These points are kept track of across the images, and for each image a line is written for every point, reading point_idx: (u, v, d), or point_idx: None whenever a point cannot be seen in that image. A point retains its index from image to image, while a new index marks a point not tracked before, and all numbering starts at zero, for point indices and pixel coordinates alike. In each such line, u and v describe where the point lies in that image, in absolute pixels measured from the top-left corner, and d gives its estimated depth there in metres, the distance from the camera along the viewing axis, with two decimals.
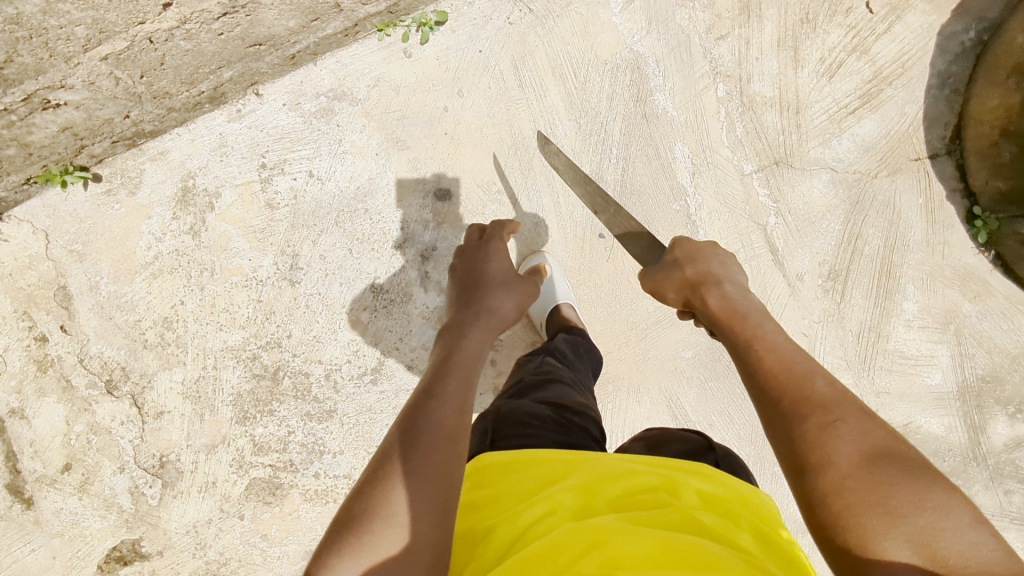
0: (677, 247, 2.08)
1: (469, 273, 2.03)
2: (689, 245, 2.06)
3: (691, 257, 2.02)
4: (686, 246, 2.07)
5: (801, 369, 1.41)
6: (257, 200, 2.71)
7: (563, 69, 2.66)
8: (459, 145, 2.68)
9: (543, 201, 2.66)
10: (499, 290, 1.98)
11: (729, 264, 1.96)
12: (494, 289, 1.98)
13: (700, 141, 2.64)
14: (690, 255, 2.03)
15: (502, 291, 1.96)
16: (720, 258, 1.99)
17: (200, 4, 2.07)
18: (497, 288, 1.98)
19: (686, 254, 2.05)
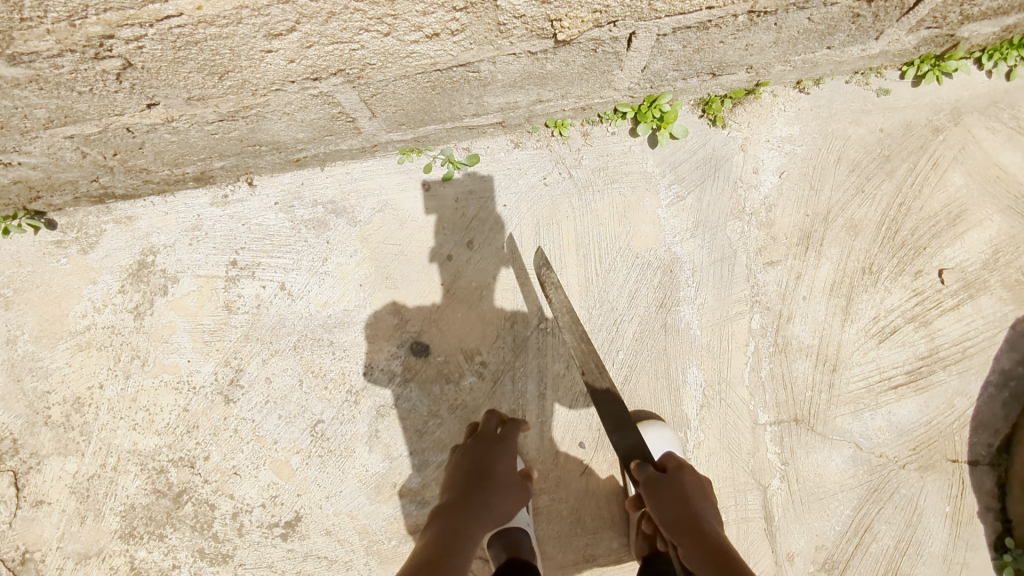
0: (682, 468, 1.99)
1: (480, 465, 1.99)
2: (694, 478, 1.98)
3: (695, 489, 1.94)
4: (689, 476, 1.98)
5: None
6: (215, 297, 2.39)
7: (588, 250, 2.35)
8: (453, 300, 2.36)
9: (528, 388, 2.33)
10: (506, 488, 1.96)
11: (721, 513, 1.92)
12: (501, 488, 1.94)
13: (718, 371, 2.32)
14: (694, 487, 1.95)
15: (505, 494, 1.94)
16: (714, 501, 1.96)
17: (191, 110, 1.80)
18: (506, 489, 1.95)
19: (689, 481, 1.96)
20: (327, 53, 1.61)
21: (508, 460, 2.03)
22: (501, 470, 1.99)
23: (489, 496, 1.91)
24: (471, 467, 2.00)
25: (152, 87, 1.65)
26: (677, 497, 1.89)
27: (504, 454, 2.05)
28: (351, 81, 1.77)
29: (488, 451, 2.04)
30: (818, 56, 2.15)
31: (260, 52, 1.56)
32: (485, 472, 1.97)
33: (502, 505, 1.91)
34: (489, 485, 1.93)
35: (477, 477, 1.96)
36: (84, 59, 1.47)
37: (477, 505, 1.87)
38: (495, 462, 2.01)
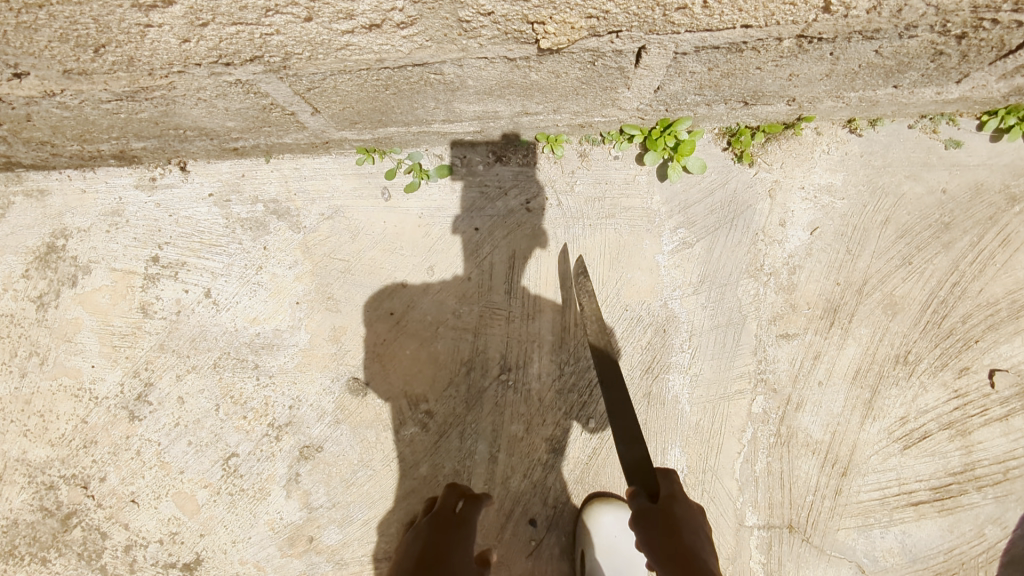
0: (677, 494, 1.32)
1: (441, 554, 1.48)
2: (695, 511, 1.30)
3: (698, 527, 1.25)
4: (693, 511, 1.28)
5: None
6: (130, 296, 2.04)
7: (569, 293, 1.96)
8: (402, 334, 1.99)
9: (478, 448, 1.96)
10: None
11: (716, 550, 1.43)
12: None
13: (706, 458, 1.92)
14: (697, 528, 1.24)
15: None
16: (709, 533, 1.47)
17: (75, 86, 1.44)
18: None
19: (693, 522, 1.25)
20: (232, 35, 1.24)
21: (464, 551, 1.51)
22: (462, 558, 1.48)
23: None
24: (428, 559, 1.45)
25: (9, 51, 1.28)
26: (672, 533, 1.21)
27: (464, 544, 1.54)
28: (276, 72, 1.40)
29: (450, 539, 1.55)
30: (878, 95, 1.72)
31: (139, 23, 1.19)
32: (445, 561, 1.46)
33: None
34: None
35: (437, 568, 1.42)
36: None
37: None
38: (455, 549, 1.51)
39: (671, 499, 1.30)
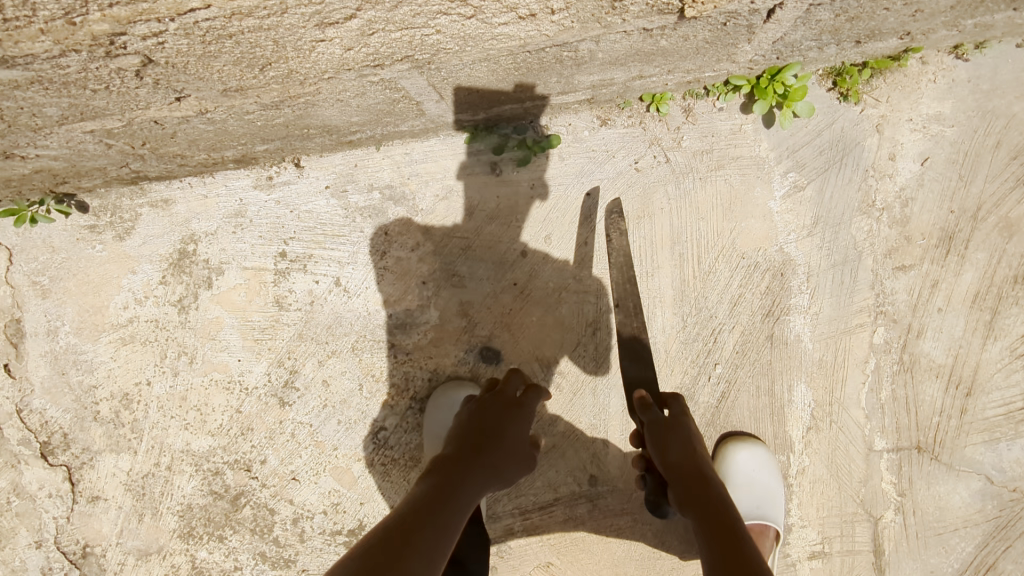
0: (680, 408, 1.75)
1: (492, 424, 1.65)
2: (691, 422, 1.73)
3: (693, 435, 1.69)
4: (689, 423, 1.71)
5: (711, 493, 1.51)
6: (264, 292, 2.14)
7: (687, 248, 2.02)
8: (529, 302, 2.07)
9: (611, 400, 2.08)
10: (516, 453, 1.65)
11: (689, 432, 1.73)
12: (509, 451, 1.62)
13: (831, 391, 2.02)
14: (693, 438, 1.67)
15: (516, 463, 1.63)
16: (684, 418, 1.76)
17: (228, 102, 1.48)
18: (519, 456, 1.65)
19: (688, 434, 1.68)
20: (393, 40, 1.27)
21: (520, 428, 1.70)
22: (514, 437, 1.66)
23: (502, 453, 1.60)
24: (485, 426, 1.64)
25: (180, 81, 1.33)
26: (681, 440, 1.65)
27: (519, 422, 1.72)
28: (419, 67, 1.42)
29: (502, 414, 1.70)
30: (998, 19, 1.71)
31: (312, 41, 1.22)
32: (498, 436, 1.63)
33: (512, 470, 1.62)
34: (500, 445, 1.61)
35: (487, 439, 1.61)
36: (93, 58, 1.14)
37: (490, 465, 1.55)
38: (506, 424, 1.68)
39: (676, 412, 1.73)
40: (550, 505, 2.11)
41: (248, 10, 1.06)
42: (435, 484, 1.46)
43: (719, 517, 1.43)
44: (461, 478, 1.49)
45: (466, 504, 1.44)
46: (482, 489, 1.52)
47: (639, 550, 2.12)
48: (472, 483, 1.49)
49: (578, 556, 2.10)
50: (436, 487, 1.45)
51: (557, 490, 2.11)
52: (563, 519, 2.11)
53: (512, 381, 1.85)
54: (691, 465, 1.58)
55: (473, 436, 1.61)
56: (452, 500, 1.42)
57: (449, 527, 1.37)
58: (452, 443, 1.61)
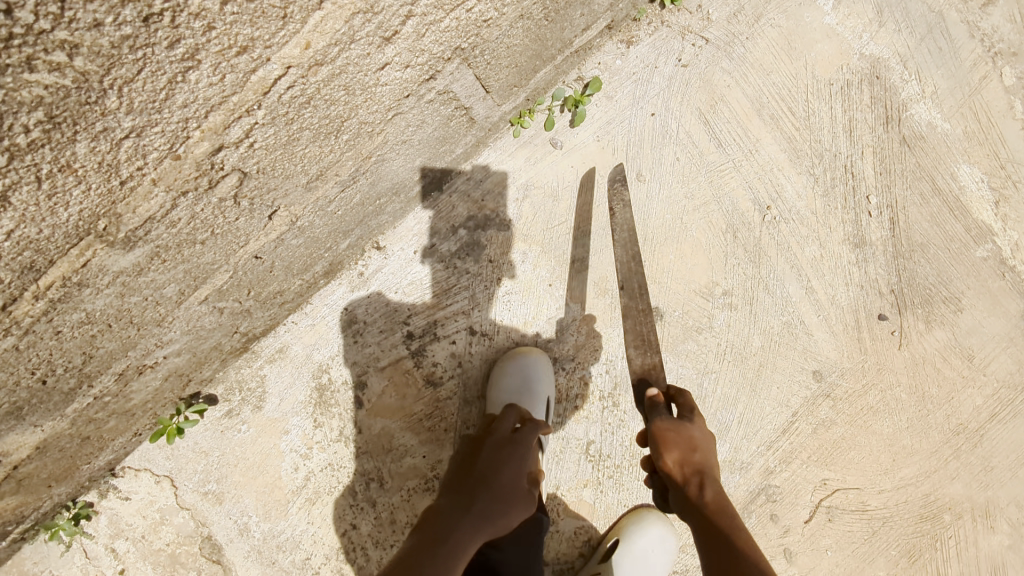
0: (694, 420, 1.55)
1: (483, 464, 1.48)
2: (707, 436, 1.55)
3: (708, 450, 1.51)
4: (705, 438, 1.53)
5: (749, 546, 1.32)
6: (412, 381, 2.07)
7: (774, 107, 1.92)
8: (657, 245, 1.96)
9: (790, 289, 1.94)
10: (517, 493, 1.45)
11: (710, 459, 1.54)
12: (510, 497, 1.42)
13: (995, 153, 1.89)
14: (708, 455, 1.51)
15: (515, 503, 1.43)
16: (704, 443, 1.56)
17: (314, 194, 1.42)
18: (516, 499, 1.43)
19: (704, 450, 1.50)
20: (445, 33, 1.22)
21: (520, 462, 1.52)
22: (513, 475, 1.47)
23: (493, 492, 1.40)
24: (473, 470, 1.47)
25: (271, 189, 1.28)
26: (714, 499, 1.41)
27: (519, 454, 1.54)
28: (467, 58, 1.37)
29: (500, 451, 1.53)
30: None
31: (378, 70, 1.16)
32: (494, 475, 1.45)
33: (508, 510, 1.40)
34: (492, 484, 1.42)
35: (479, 484, 1.41)
36: (199, 196, 1.11)
37: (479, 505, 1.35)
38: (502, 462, 1.49)
39: (689, 422, 1.54)
40: (793, 421, 1.96)
41: (322, 58, 1.05)
42: (424, 543, 1.26)
43: (736, 551, 1.30)
44: (450, 531, 1.28)
45: (453, 553, 1.24)
46: (476, 537, 1.30)
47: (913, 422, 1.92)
48: (463, 530, 1.29)
49: (848, 457, 1.93)
50: (428, 546, 1.24)
51: (790, 405, 1.95)
52: (814, 428, 1.95)
53: (507, 417, 1.71)
54: (692, 483, 1.44)
55: (465, 485, 1.42)
56: (436, 550, 1.22)
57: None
58: (444, 497, 1.42)
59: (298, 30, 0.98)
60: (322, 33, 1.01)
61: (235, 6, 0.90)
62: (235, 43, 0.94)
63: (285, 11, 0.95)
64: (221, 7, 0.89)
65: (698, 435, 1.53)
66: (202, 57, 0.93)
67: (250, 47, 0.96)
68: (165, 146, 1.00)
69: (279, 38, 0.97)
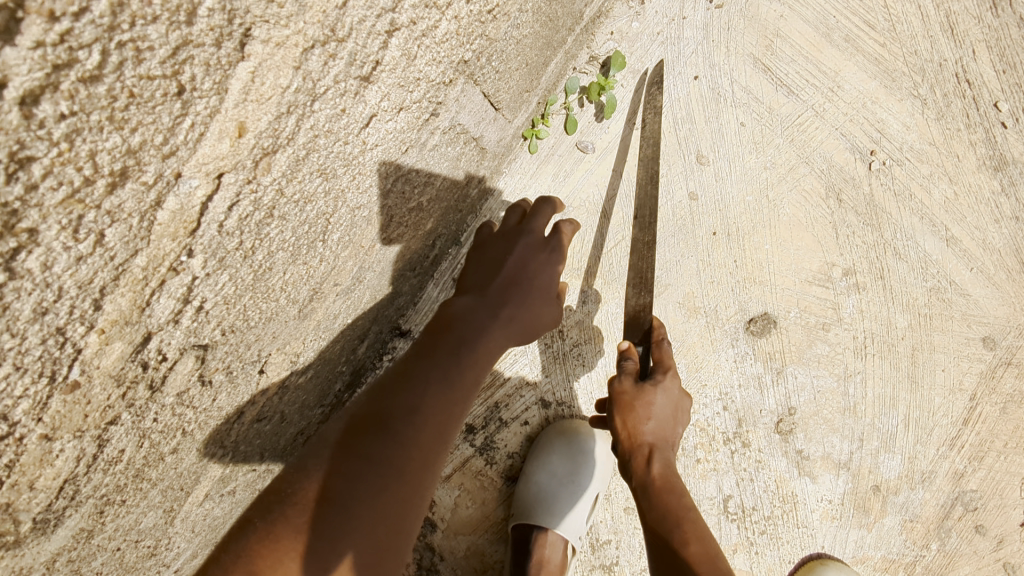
0: (666, 375, 1.26)
1: (510, 266, 1.13)
2: (674, 392, 1.26)
3: (668, 416, 1.25)
4: (671, 396, 1.25)
5: (698, 541, 1.10)
6: (488, 483, 1.62)
7: (845, 26, 1.51)
8: (746, 237, 1.54)
9: (926, 244, 1.52)
10: (543, 308, 1.17)
11: (679, 416, 1.27)
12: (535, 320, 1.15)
13: None
14: (668, 419, 1.25)
15: (524, 309, 1.11)
16: (677, 402, 1.27)
17: (311, 319, 0.99)
18: (529, 292, 1.13)
19: (660, 416, 1.23)
20: (444, 45, 0.79)
21: (549, 274, 1.17)
22: (542, 284, 1.15)
23: (520, 303, 1.11)
24: (498, 268, 1.13)
25: (252, 341, 0.85)
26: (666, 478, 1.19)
27: (550, 269, 1.17)
28: (472, 74, 0.96)
29: (531, 258, 1.16)
30: None
31: (363, 129, 0.74)
32: (518, 278, 1.13)
33: (535, 328, 1.15)
34: (513, 293, 1.11)
35: (508, 286, 1.11)
36: (139, 413, 0.69)
37: (469, 329, 1.04)
38: (532, 272, 1.15)
39: (654, 385, 1.23)
40: (974, 407, 1.54)
41: (272, 141, 0.63)
42: (436, 343, 1.03)
43: (682, 534, 1.11)
44: (474, 322, 1.05)
45: (471, 371, 1.01)
46: (507, 339, 1.09)
47: None
48: (492, 335, 1.06)
49: None
50: (444, 347, 1.01)
51: (964, 387, 1.54)
52: (1002, 408, 1.54)
53: (540, 207, 1.22)
54: (640, 454, 1.22)
55: (490, 283, 1.12)
56: (450, 364, 0.99)
57: (456, 415, 0.98)
58: (465, 288, 1.15)
59: (215, 108, 0.56)
60: (259, 100, 0.59)
61: (63, 102, 0.48)
62: (100, 170, 0.52)
63: (178, 81, 0.53)
64: (29, 113, 0.46)
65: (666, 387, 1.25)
66: (38, 217, 0.50)
67: (132, 166, 0.54)
68: (39, 382, 0.56)
69: (182, 133, 0.55)
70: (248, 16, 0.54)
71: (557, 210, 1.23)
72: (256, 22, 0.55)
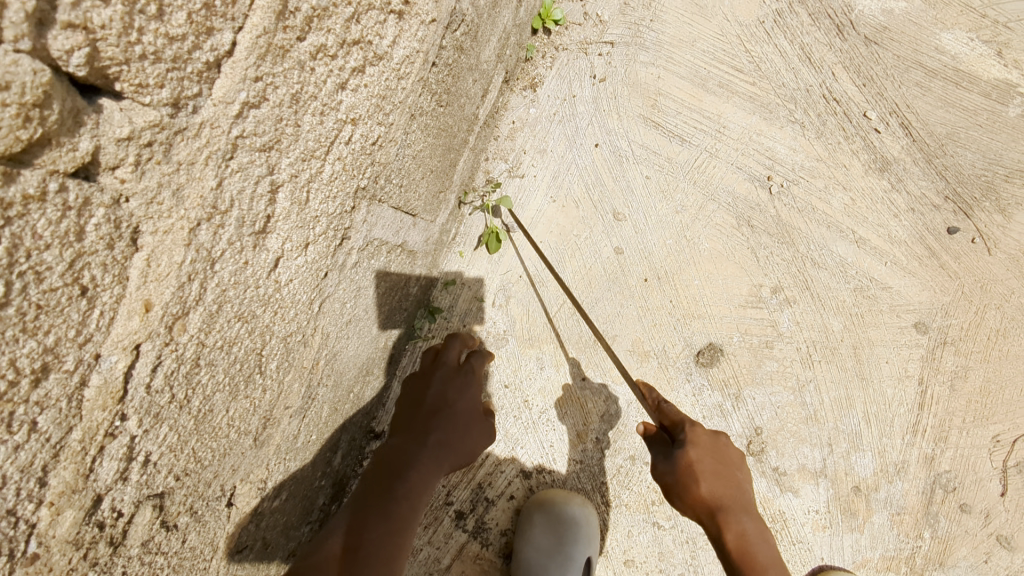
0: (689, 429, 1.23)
1: (432, 398, 1.33)
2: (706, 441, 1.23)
3: (716, 467, 1.21)
4: (704, 445, 1.22)
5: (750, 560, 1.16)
6: (488, 564, 1.64)
7: (718, 74, 1.66)
8: (675, 277, 1.65)
9: (838, 250, 1.63)
10: (470, 428, 1.33)
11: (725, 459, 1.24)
12: (467, 438, 1.31)
13: (967, 10, 1.62)
14: (712, 471, 1.20)
15: (452, 431, 1.29)
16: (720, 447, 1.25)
17: (269, 444, 1.06)
18: (454, 416, 1.31)
19: (709, 474, 1.19)
20: (334, 183, 0.90)
21: (469, 398, 1.36)
22: (465, 405, 1.33)
23: (445, 427, 1.28)
24: (423, 402, 1.32)
25: (211, 479, 0.91)
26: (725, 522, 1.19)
27: (468, 390, 1.37)
28: (374, 195, 1.07)
29: (450, 385, 1.36)
30: None
31: (271, 272, 0.84)
32: (442, 406, 1.31)
33: (467, 449, 1.31)
34: (440, 420, 1.28)
35: (433, 415, 1.29)
36: (106, 569, 0.76)
37: (406, 462, 1.21)
38: (452, 398, 1.34)
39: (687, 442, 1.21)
40: (925, 391, 1.61)
41: (181, 306, 0.70)
42: (375, 488, 1.20)
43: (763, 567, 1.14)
44: (404, 457, 1.22)
45: (405, 506, 1.16)
46: (439, 466, 1.24)
47: None
48: (423, 463, 1.22)
49: (1006, 398, 1.59)
50: (381, 489, 1.18)
51: (910, 374, 1.61)
52: (951, 385, 1.61)
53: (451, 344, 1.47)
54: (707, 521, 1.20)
55: (416, 420, 1.29)
56: (385, 507, 1.15)
57: (397, 551, 1.11)
58: (397, 429, 1.32)
59: (119, 294, 0.63)
60: (158, 278, 0.66)
61: None
62: (23, 371, 0.56)
63: (79, 284, 0.58)
64: None
65: (697, 440, 1.22)
66: None
67: (52, 360, 0.59)
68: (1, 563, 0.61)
69: (92, 322, 0.61)
70: (134, 217, 0.62)
71: (467, 342, 1.48)
72: (142, 219, 0.63)
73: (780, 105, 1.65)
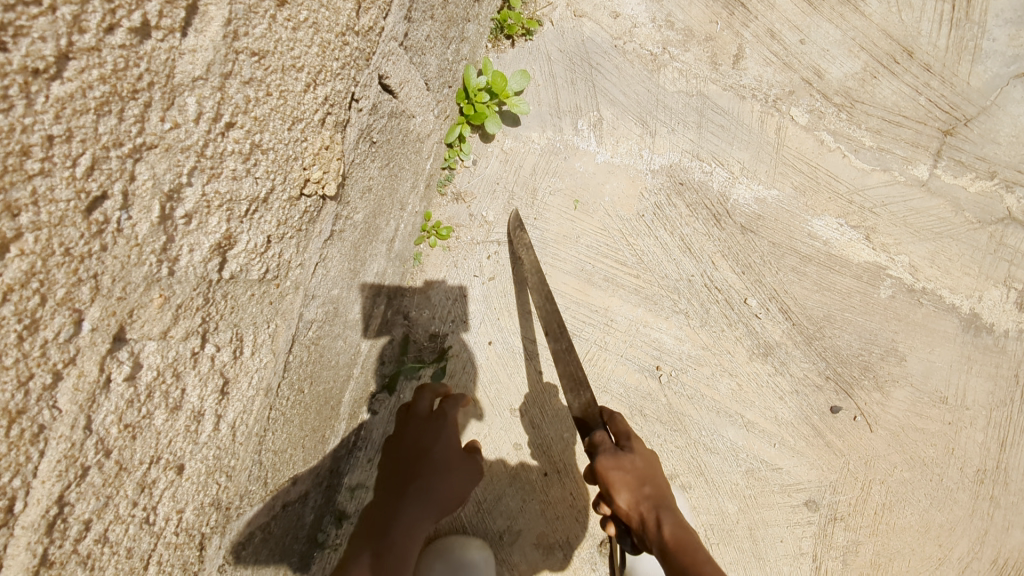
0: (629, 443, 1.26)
1: (412, 445, 1.51)
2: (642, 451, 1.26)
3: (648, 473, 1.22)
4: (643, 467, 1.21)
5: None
6: None
7: (603, 268, 1.69)
8: (574, 469, 1.68)
9: (729, 433, 1.67)
10: (450, 472, 1.51)
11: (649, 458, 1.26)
12: (448, 481, 1.49)
13: (835, 196, 1.68)
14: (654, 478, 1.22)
15: (435, 478, 1.48)
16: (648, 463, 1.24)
17: None
18: (434, 466, 1.49)
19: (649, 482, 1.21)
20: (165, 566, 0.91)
21: (445, 442, 1.52)
22: (441, 451, 1.51)
23: (425, 478, 1.47)
24: (403, 453, 1.51)
25: None
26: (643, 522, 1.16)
27: (443, 434, 1.54)
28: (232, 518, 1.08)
29: (424, 434, 1.53)
30: None
31: None
32: (420, 456, 1.49)
33: (448, 496, 1.50)
34: (419, 470, 1.48)
35: (412, 465, 1.48)
36: None
37: (393, 515, 1.44)
38: (429, 444, 1.51)
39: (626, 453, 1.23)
40: (819, 567, 1.66)
41: None
42: (367, 541, 1.43)
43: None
44: (391, 514, 1.44)
45: (395, 548, 1.42)
46: (423, 513, 1.46)
47: (934, 495, 1.66)
48: (406, 516, 1.44)
49: (895, 569, 1.65)
50: (372, 540, 1.43)
51: (804, 551, 1.66)
52: (843, 560, 1.66)
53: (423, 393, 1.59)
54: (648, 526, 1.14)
55: (400, 475, 1.49)
56: (380, 552, 1.41)
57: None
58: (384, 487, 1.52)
59: None
60: None
61: None
62: None
63: None
64: None
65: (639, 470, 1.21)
66: None
67: None
68: None
69: None
70: None
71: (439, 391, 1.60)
72: None
73: (664, 295, 1.69)
